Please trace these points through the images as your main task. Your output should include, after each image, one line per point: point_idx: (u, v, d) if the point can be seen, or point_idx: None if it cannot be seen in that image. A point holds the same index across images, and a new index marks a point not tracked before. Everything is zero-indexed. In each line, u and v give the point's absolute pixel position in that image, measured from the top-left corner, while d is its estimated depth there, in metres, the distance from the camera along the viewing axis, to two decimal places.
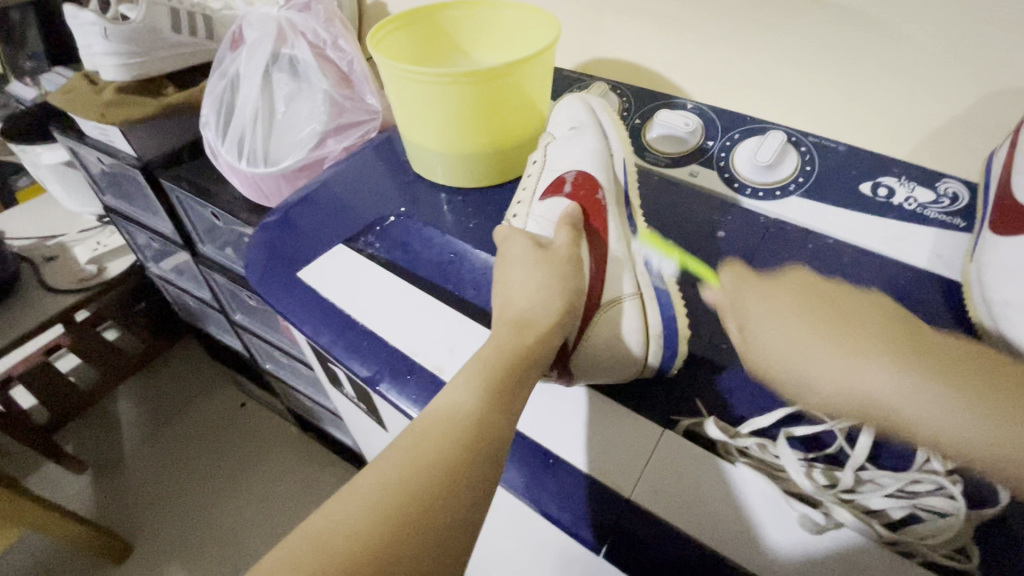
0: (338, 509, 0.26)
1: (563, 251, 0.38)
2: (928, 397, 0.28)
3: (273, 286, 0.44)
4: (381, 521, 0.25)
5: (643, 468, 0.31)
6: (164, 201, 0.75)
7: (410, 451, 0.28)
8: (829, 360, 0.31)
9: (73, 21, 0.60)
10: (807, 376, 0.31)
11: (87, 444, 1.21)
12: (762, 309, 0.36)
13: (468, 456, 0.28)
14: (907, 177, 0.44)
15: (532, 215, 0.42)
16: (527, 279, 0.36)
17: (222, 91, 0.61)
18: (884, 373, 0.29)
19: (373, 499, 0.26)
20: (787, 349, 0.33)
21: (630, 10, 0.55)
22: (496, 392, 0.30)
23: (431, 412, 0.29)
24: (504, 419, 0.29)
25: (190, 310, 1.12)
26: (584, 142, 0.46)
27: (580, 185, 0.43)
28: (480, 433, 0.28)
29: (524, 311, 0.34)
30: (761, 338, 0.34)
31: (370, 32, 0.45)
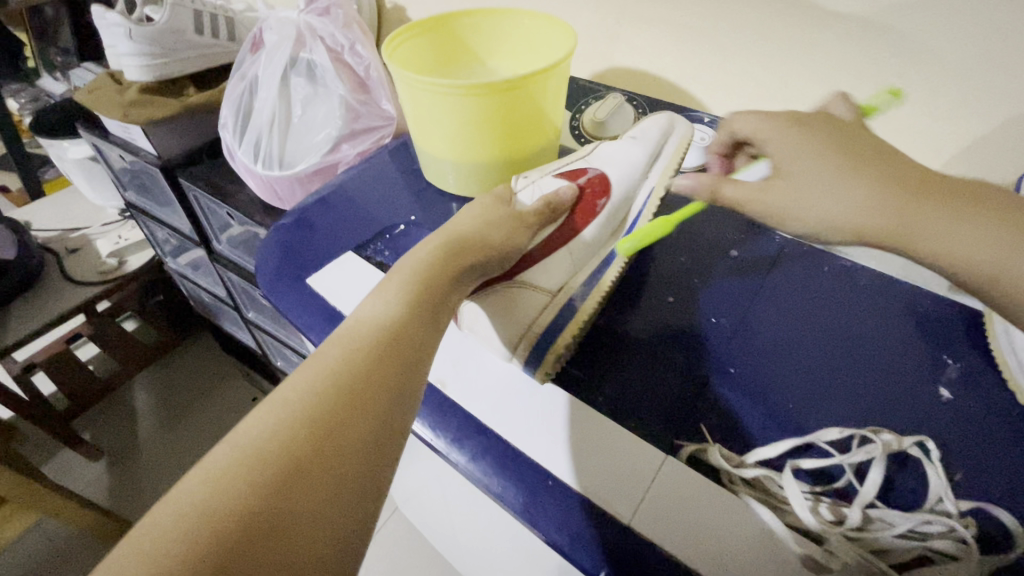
0: (260, 420, 0.25)
1: (528, 217, 0.38)
2: (954, 229, 0.29)
3: (283, 292, 0.45)
4: (312, 420, 0.25)
5: (644, 494, 0.30)
6: (182, 198, 0.77)
7: (341, 360, 0.28)
8: (857, 194, 0.30)
9: (99, 22, 0.62)
10: (827, 213, 0.30)
11: (102, 432, 1.24)
12: (796, 144, 0.33)
13: (393, 357, 0.29)
14: None
15: (532, 184, 0.41)
16: (475, 217, 0.37)
17: (241, 94, 0.62)
18: (912, 209, 0.29)
19: (302, 406, 0.26)
20: (811, 196, 0.31)
21: (647, 20, 0.54)
22: (419, 303, 0.31)
23: (349, 325, 0.30)
24: (425, 326, 0.31)
25: (207, 305, 1.14)
26: (630, 153, 0.43)
27: (592, 183, 0.41)
28: (404, 340, 0.30)
29: (460, 232, 0.36)
30: (784, 188, 0.32)
31: (386, 40, 0.45)
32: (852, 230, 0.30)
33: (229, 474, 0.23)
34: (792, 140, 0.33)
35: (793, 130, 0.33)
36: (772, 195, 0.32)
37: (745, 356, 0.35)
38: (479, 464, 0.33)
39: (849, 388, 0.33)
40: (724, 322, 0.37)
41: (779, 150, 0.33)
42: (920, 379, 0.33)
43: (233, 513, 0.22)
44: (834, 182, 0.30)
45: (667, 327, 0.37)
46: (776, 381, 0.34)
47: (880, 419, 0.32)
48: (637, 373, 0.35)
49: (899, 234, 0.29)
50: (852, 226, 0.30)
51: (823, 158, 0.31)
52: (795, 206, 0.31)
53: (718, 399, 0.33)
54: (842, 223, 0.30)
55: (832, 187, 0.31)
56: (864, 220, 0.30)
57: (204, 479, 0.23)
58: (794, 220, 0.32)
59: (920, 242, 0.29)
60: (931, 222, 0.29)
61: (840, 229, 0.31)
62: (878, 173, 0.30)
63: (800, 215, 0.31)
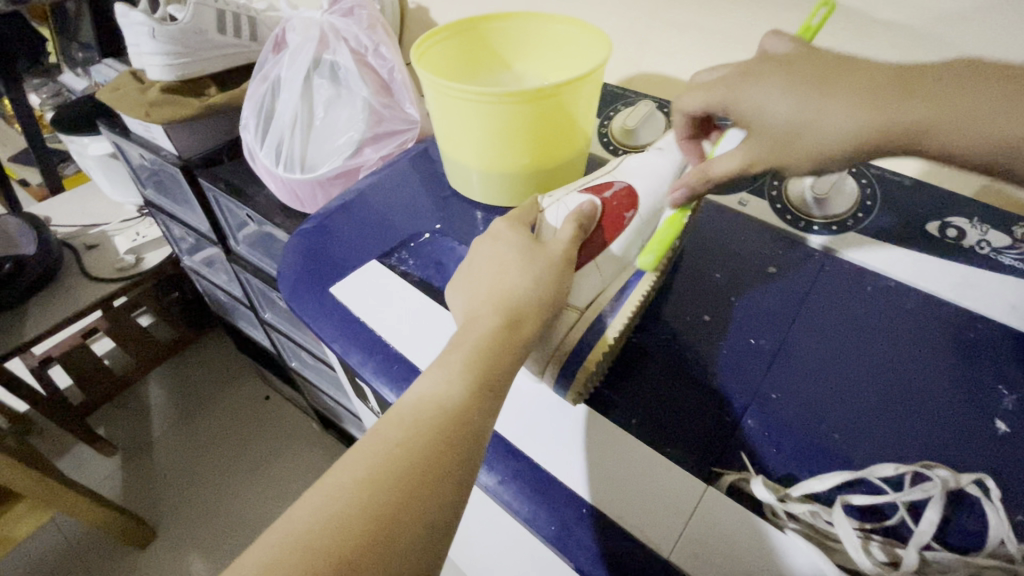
0: (320, 506, 0.25)
1: (560, 246, 0.35)
2: (958, 106, 0.27)
3: (304, 299, 0.44)
4: (370, 518, 0.25)
5: (683, 527, 0.29)
6: (201, 199, 0.76)
7: (401, 445, 0.27)
8: (840, 113, 0.29)
9: (123, 21, 0.61)
10: (823, 135, 0.30)
11: (116, 427, 1.25)
12: (757, 88, 0.33)
13: (453, 448, 0.28)
14: (981, 220, 0.41)
15: (558, 201, 0.39)
16: (520, 263, 0.34)
17: (263, 95, 0.61)
18: (904, 104, 0.28)
19: (359, 492, 0.25)
20: (795, 129, 0.31)
21: (680, 25, 0.53)
22: (484, 383, 0.30)
23: (409, 402, 0.29)
24: (487, 412, 0.29)
25: (222, 304, 1.14)
26: (658, 164, 0.40)
27: (619, 196, 0.38)
28: (463, 422, 0.28)
29: (509, 289, 0.33)
30: (767, 137, 0.32)
31: (415, 43, 0.44)
32: (856, 146, 0.29)
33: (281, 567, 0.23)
34: (751, 87, 0.33)
35: (748, 79, 0.33)
36: (762, 152, 0.32)
37: (786, 381, 0.33)
38: (508, 487, 0.33)
39: (897, 419, 0.31)
40: (763, 344, 0.36)
41: (743, 99, 0.33)
42: (973, 411, 0.32)
43: None
44: (798, 100, 0.31)
45: (703, 348, 0.36)
46: (819, 409, 0.32)
47: (928, 452, 0.30)
48: (673, 395, 0.34)
49: (909, 134, 0.28)
50: (851, 140, 0.30)
51: (789, 93, 0.31)
52: (789, 149, 0.31)
53: (757, 428, 0.32)
54: (843, 140, 0.30)
55: (798, 106, 0.31)
56: (862, 134, 0.29)
57: (261, 559, 0.23)
58: (791, 155, 0.32)
59: (934, 132, 0.28)
60: (938, 111, 0.28)
61: (847, 152, 0.30)
62: (852, 88, 0.30)
63: (800, 155, 0.31)
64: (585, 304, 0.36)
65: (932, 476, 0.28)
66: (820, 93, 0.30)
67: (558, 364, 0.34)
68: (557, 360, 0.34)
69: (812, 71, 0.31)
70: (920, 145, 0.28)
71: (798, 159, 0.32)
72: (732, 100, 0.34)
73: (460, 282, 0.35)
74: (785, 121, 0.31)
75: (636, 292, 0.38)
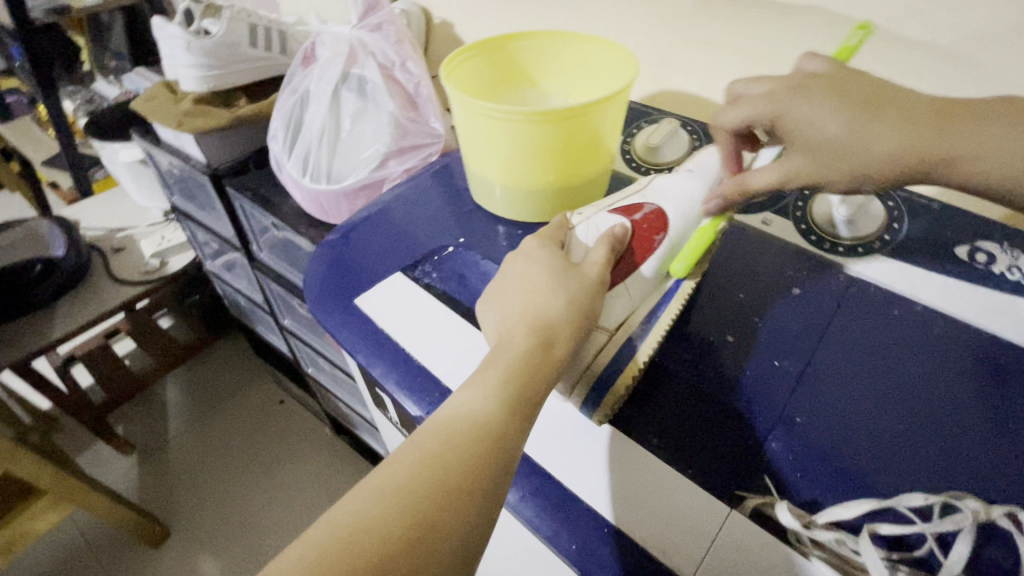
0: (361, 509, 0.26)
1: (593, 269, 0.35)
2: (982, 141, 0.31)
3: (330, 309, 0.44)
4: (407, 523, 0.26)
5: (705, 552, 0.30)
6: (227, 206, 0.78)
7: (437, 458, 0.28)
8: (881, 137, 0.32)
9: (160, 34, 0.63)
10: (863, 158, 0.33)
11: (135, 427, 1.27)
12: (802, 104, 0.35)
13: (487, 462, 0.28)
14: (1010, 245, 0.41)
15: (588, 220, 0.39)
16: (554, 285, 0.35)
17: (292, 107, 0.63)
18: (940, 135, 0.31)
19: (398, 498, 0.27)
20: (832, 156, 0.34)
21: (705, 44, 0.53)
22: (520, 400, 0.30)
23: (444, 416, 0.30)
24: (521, 429, 0.30)
25: (242, 308, 1.16)
26: (690, 187, 0.40)
27: (649, 219, 0.39)
28: (496, 439, 0.29)
29: (541, 312, 0.33)
30: (810, 151, 0.34)
31: (444, 61, 0.45)
32: (893, 171, 0.33)
33: (324, 562, 0.24)
34: (797, 107, 0.35)
35: (798, 94, 0.35)
36: (803, 166, 0.35)
37: (812, 406, 0.33)
38: (529, 505, 0.35)
39: (926, 445, 0.31)
40: (788, 367, 0.35)
41: (788, 114, 0.35)
42: (1005, 441, 0.31)
43: None
44: (833, 117, 0.33)
45: (726, 370, 0.36)
46: (846, 435, 0.32)
47: (958, 482, 0.29)
48: (696, 417, 0.34)
49: (939, 164, 0.32)
50: (884, 163, 0.33)
51: (840, 115, 0.33)
52: (830, 163, 0.34)
53: (782, 453, 0.31)
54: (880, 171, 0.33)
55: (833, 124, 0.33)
56: (900, 158, 0.32)
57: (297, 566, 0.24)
58: (834, 172, 0.34)
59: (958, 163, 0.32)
60: (959, 140, 0.31)
61: (886, 172, 0.33)
62: (892, 117, 0.32)
63: (838, 172, 0.34)
64: (615, 325, 0.36)
65: (962, 509, 0.28)
66: (850, 114, 0.33)
67: (586, 384, 0.34)
68: (585, 381, 0.34)
69: (851, 96, 0.34)
70: (947, 171, 0.32)
71: (837, 174, 0.34)
72: (782, 111, 0.35)
73: (490, 298, 0.36)
74: (828, 143, 0.34)
75: (662, 311, 0.38)
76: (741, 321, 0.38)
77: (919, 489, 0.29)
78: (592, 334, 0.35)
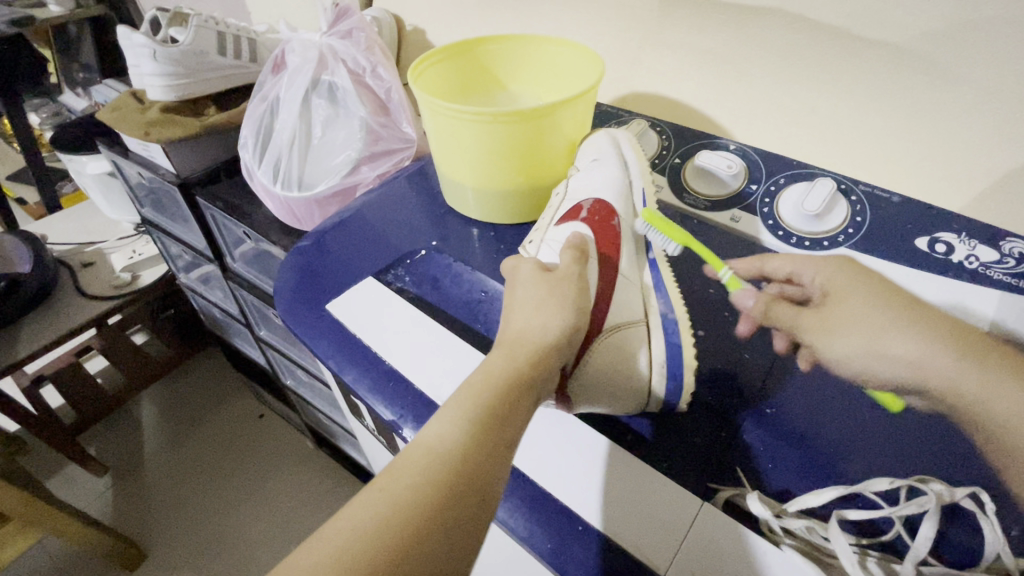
0: (318, 558, 0.24)
1: (568, 268, 0.36)
2: (983, 386, 0.31)
3: (301, 318, 0.43)
4: (362, 572, 0.24)
5: (677, 546, 0.29)
6: (198, 216, 0.76)
7: (405, 491, 0.26)
8: (901, 337, 0.33)
9: (125, 42, 0.62)
10: (875, 343, 0.33)
11: (108, 447, 1.23)
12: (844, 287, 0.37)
13: (454, 498, 0.27)
14: (967, 235, 0.41)
15: (545, 242, 0.41)
16: (536, 297, 0.35)
17: (262, 114, 0.62)
18: (954, 370, 0.32)
19: (356, 545, 0.25)
20: (852, 332, 0.34)
21: (673, 45, 0.54)
22: (487, 428, 0.29)
23: (409, 449, 0.28)
24: (492, 462, 0.28)
25: (218, 322, 1.14)
26: (605, 175, 0.44)
27: (596, 211, 0.41)
28: (466, 469, 0.27)
29: (523, 330, 0.33)
30: (840, 310, 0.36)
31: (412, 64, 0.45)
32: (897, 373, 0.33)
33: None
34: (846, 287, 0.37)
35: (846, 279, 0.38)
36: (815, 325, 0.36)
37: (784, 399, 0.34)
38: (504, 506, 0.33)
39: (891, 433, 0.32)
40: (757, 359, 0.36)
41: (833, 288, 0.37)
42: None
43: None
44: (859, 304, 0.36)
45: (697, 360, 0.36)
46: (817, 425, 0.32)
47: (921, 465, 0.30)
48: (670, 409, 0.34)
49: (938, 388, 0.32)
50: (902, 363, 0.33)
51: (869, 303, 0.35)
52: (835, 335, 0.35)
53: (754, 443, 0.32)
54: (883, 369, 0.33)
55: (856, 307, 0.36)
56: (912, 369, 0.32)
57: None
58: (836, 346, 0.34)
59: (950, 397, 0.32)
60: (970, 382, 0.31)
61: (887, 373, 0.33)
62: (926, 325, 0.34)
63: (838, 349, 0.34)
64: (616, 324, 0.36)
65: (927, 491, 0.28)
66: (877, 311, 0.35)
67: (649, 396, 0.34)
68: (654, 395, 0.34)
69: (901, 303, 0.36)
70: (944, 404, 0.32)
71: (842, 343, 0.34)
72: (840, 289, 0.37)
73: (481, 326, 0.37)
74: (844, 317, 0.35)
75: (668, 297, 0.38)
76: (712, 314, 0.39)
77: (885, 474, 0.30)
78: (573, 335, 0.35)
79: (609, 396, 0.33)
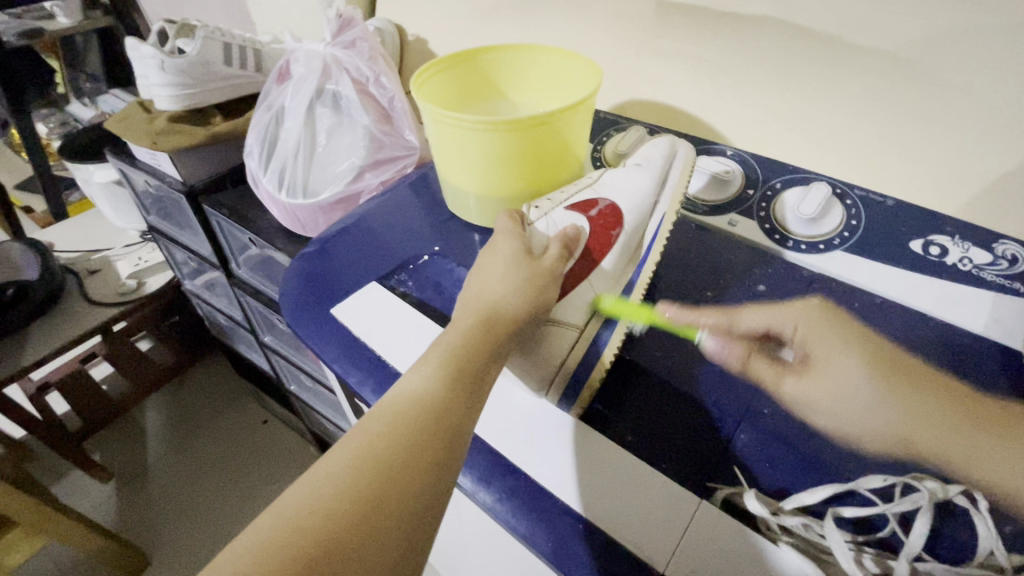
0: (303, 491, 0.26)
1: (550, 262, 0.38)
2: (962, 448, 0.31)
3: (307, 320, 0.44)
4: (341, 505, 0.25)
5: (678, 542, 0.30)
6: (204, 223, 0.78)
7: (381, 437, 0.28)
8: (877, 408, 0.33)
9: (133, 54, 0.63)
10: (848, 402, 0.33)
11: (113, 453, 1.24)
12: (833, 351, 0.36)
13: (431, 437, 0.29)
14: (960, 236, 0.42)
15: (547, 218, 0.43)
16: (508, 274, 0.37)
17: (267, 124, 0.63)
18: (923, 426, 0.32)
19: (343, 479, 0.26)
20: (830, 394, 0.34)
21: (670, 54, 0.55)
22: (458, 380, 0.31)
23: (387, 400, 0.30)
24: (464, 409, 0.30)
25: (222, 328, 1.15)
26: (637, 181, 0.45)
27: (604, 214, 0.43)
28: (439, 416, 0.29)
29: (503, 305, 0.35)
30: (822, 375, 0.35)
31: (414, 74, 0.46)
32: (884, 437, 0.32)
33: (272, 548, 0.23)
34: (829, 347, 0.36)
35: (835, 341, 0.37)
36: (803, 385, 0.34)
37: (780, 398, 0.34)
38: (507, 505, 0.33)
39: (884, 432, 0.32)
40: (756, 360, 0.36)
41: (817, 347, 0.36)
42: (964, 425, 0.32)
43: None
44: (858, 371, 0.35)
45: (694, 365, 0.37)
46: (813, 425, 0.33)
47: (916, 465, 0.31)
48: (669, 413, 0.35)
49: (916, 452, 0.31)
50: (890, 436, 0.32)
51: (861, 367, 0.35)
52: (821, 396, 0.34)
53: (749, 443, 0.33)
54: (846, 424, 0.33)
55: (852, 375, 0.34)
56: (891, 435, 0.32)
57: (234, 555, 0.23)
58: (816, 410, 0.33)
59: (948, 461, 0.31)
60: (957, 446, 0.31)
61: (876, 433, 0.32)
62: (900, 385, 0.34)
63: (843, 420, 0.33)
64: (583, 322, 0.39)
65: (920, 490, 0.29)
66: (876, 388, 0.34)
67: (563, 381, 0.36)
68: (561, 379, 0.36)
69: (882, 364, 0.35)
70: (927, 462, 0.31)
71: (825, 411, 0.33)
72: (820, 350, 0.36)
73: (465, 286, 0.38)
74: (832, 371, 0.35)
75: (621, 311, 0.40)
76: (711, 318, 0.40)
77: (878, 472, 0.31)
78: (554, 327, 0.37)
79: (526, 361, 0.36)
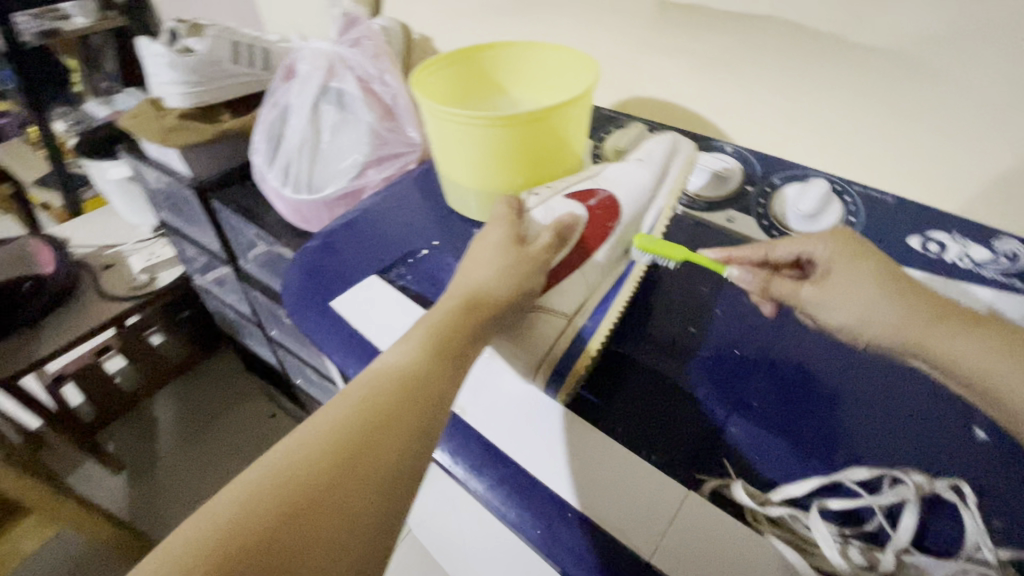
0: (290, 448, 0.27)
1: (538, 251, 0.38)
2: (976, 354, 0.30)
3: (308, 312, 0.45)
4: (323, 459, 0.26)
5: (665, 529, 0.30)
6: (214, 219, 0.79)
7: (363, 400, 0.29)
8: (885, 308, 0.32)
9: (145, 53, 0.65)
10: (860, 310, 0.33)
11: (126, 445, 1.26)
12: (855, 274, 0.34)
13: (410, 403, 0.29)
14: (960, 234, 0.42)
15: (545, 204, 0.43)
16: (497, 260, 0.37)
17: (273, 121, 0.64)
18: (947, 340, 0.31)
19: (323, 441, 0.27)
20: (848, 299, 0.34)
21: (671, 52, 0.55)
22: (442, 354, 0.32)
23: (374, 369, 0.31)
24: (446, 381, 0.31)
25: (231, 322, 1.17)
26: (637, 174, 0.46)
27: (602, 204, 0.43)
28: (422, 386, 0.30)
29: (489, 292, 0.36)
30: (840, 285, 0.34)
31: (414, 71, 0.47)
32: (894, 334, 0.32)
33: (254, 502, 0.24)
34: (849, 273, 0.34)
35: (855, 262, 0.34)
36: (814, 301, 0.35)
37: (769, 392, 0.34)
38: (498, 492, 0.34)
39: (873, 425, 0.33)
40: (748, 352, 0.37)
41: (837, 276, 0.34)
42: (954, 418, 0.33)
43: (256, 531, 0.23)
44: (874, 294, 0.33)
45: (687, 358, 0.37)
46: (800, 418, 0.33)
47: (904, 459, 0.31)
48: (654, 403, 0.35)
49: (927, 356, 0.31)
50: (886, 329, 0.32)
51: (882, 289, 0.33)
52: (829, 303, 0.34)
53: (739, 435, 0.33)
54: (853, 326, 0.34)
55: (868, 298, 0.33)
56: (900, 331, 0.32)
57: (225, 504, 0.24)
58: (833, 312, 0.34)
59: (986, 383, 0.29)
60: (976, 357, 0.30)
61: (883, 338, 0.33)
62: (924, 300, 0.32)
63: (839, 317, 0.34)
64: (573, 311, 0.39)
65: (906, 481, 0.29)
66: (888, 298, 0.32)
67: (549, 368, 0.36)
68: (548, 364, 0.36)
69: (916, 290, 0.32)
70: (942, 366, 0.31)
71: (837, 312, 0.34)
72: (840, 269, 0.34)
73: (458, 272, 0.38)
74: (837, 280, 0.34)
75: (611, 302, 0.40)
76: (704, 312, 0.40)
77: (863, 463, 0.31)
78: (547, 316, 0.38)
79: (516, 347, 0.37)
